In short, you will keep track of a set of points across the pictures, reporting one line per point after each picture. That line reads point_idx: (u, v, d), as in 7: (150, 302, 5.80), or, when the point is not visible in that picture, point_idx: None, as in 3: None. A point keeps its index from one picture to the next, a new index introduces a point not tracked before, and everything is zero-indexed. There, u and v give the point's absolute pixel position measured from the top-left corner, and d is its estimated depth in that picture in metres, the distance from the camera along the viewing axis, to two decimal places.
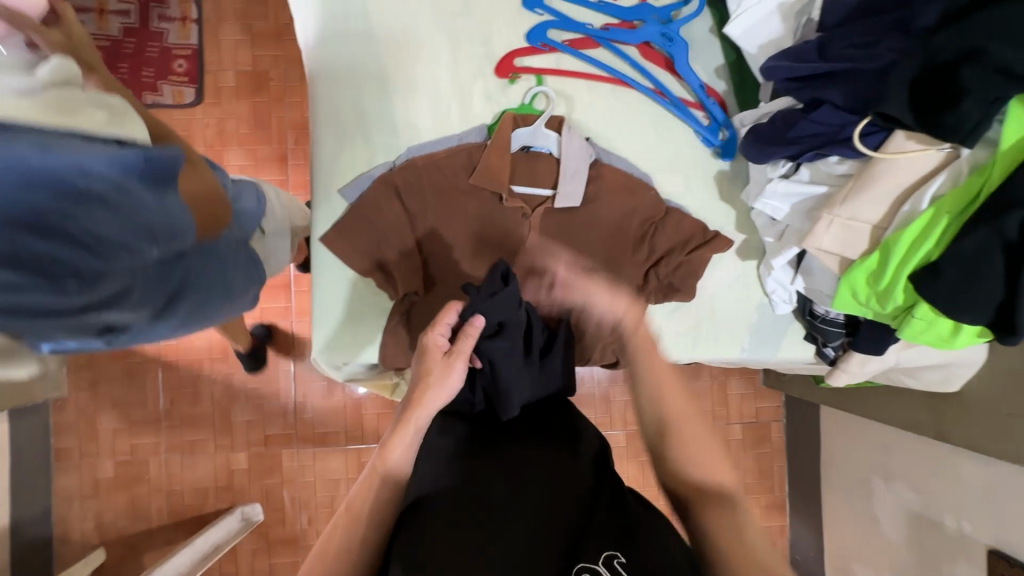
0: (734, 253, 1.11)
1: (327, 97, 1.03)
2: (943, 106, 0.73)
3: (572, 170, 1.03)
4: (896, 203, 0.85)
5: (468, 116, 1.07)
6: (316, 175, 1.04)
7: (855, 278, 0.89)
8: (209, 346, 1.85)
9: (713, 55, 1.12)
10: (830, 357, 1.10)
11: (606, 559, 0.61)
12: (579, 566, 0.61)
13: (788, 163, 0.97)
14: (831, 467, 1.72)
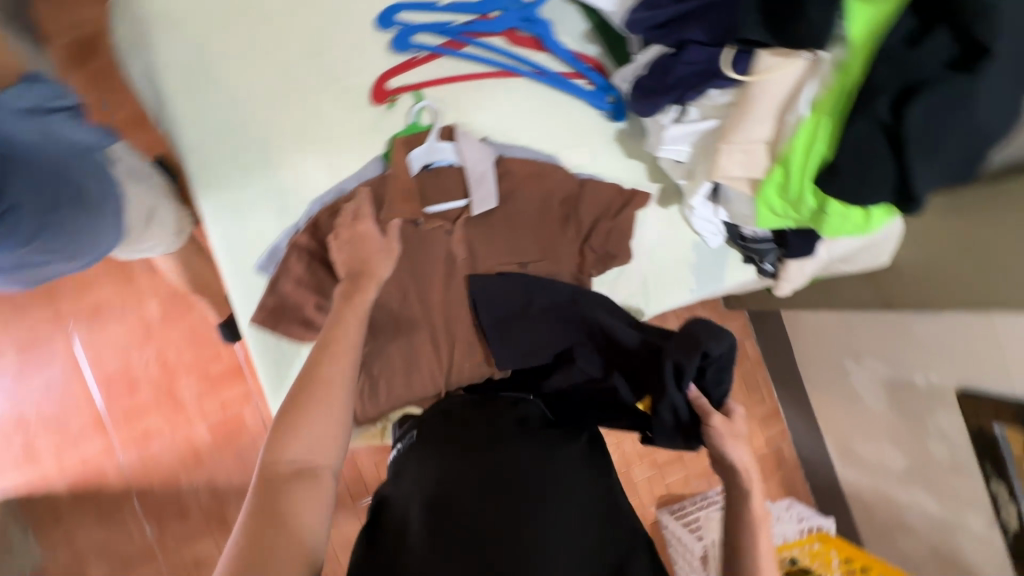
0: (654, 205, 1.14)
1: (210, 178, 0.98)
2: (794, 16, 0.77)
3: (480, 177, 1.02)
4: (780, 116, 0.89)
5: (359, 152, 1.04)
6: (223, 260, 0.99)
7: (768, 195, 0.93)
8: (178, 458, 1.81)
9: (577, 22, 1.13)
10: (771, 271, 1.15)
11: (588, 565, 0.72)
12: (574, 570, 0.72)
13: (676, 107, 1.00)
14: (806, 363, 1.81)
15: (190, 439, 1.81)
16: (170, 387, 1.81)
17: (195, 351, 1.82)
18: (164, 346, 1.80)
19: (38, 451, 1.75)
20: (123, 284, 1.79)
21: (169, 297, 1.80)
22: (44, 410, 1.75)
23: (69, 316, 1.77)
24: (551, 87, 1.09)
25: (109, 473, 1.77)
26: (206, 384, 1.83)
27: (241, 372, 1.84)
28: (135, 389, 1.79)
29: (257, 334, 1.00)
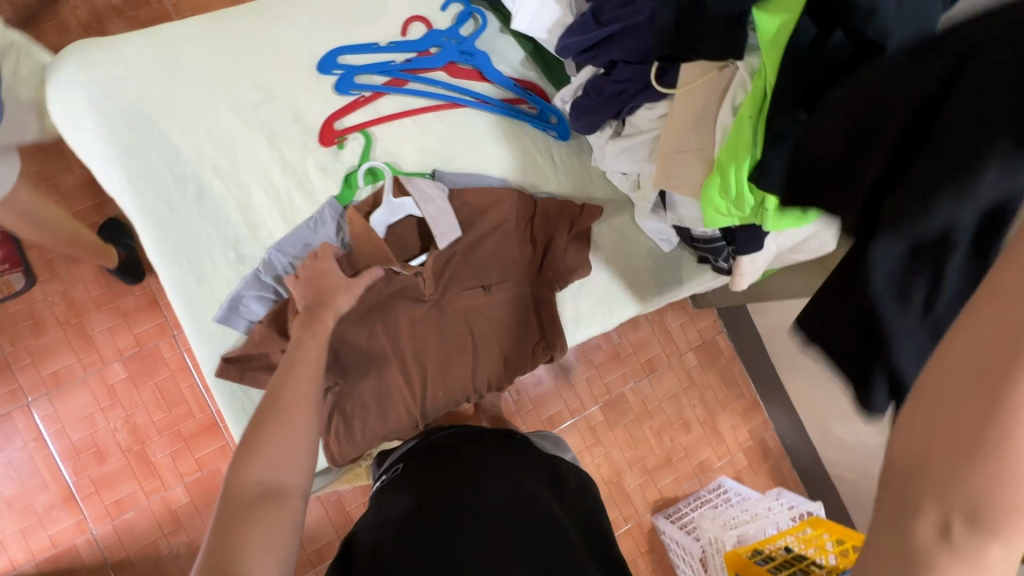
0: (607, 216, 1.18)
1: (161, 235, 0.97)
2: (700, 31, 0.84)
3: (439, 216, 1.01)
4: (711, 122, 0.92)
5: (312, 194, 1.04)
6: (182, 315, 0.97)
7: (710, 196, 0.93)
8: (156, 524, 1.73)
9: (514, 52, 1.18)
10: (726, 268, 1.18)
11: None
12: None
13: (614, 122, 1.06)
14: (778, 353, 1.86)
15: (167, 502, 1.74)
16: (142, 450, 1.74)
17: (166, 409, 1.77)
18: (133, 408, 1.74)
19: (2, 537, 1.65)
20: (85, 348, 1.74)
21: (134, 356, 1.76)
22: (5, 492, 1.67)
23: (25, 388, 1.70)
24: (497, 114, 1.13)
25: (81, 549, 1.69)
26: (180, 443, 1.77)
27: (215, 427, 1.79)
28: (105, 456, 1.72)
29: (225, 388, 0.97)
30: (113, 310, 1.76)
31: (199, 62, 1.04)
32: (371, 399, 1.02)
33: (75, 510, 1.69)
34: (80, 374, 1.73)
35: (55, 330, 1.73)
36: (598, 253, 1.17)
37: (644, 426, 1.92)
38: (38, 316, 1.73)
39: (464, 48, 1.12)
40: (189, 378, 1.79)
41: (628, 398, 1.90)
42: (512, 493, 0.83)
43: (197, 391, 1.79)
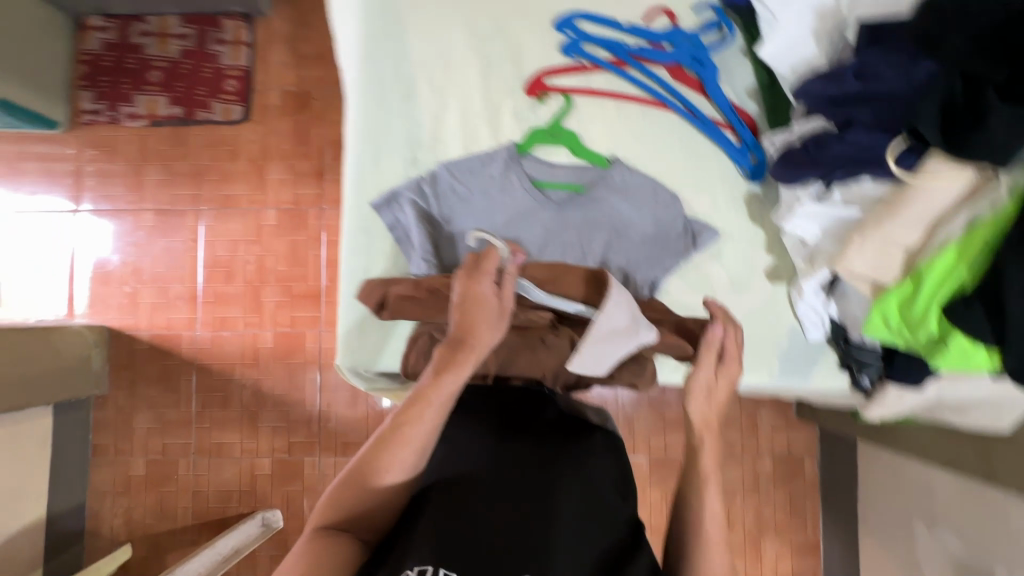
0: (763, 276, 1.09)
1: (363, 115, 1.07)
2: (970, 127, 0.70)
3: (614, 346, 0.83)
4: (930, 228, 0.81)
5: (497, 134, 1.09)
6: (348, 187, 1.07)
7: (887, 303, 0.86)
8: (241, 352, 1.97)
9: (744, 76, 1.12)
10: (864, 388, 1.05)
11: None
12: None
13: (819, 183, 0.94)
14: (869, 509, 1.62)
15: (256, 339, 1.97)
16: (258, 289, 1.98)
17: (290, 265, 1.99)
18: (267, 252, 1.98)
19: (139, 301, 1.99)
20: (257, 188, 2.01)
21: (288, 211, 2.00)
22: (156, 269, 1.99)
23: (204, 197, 2.01)
24: (698, 131, 1.09)
25: (183, 340, 1.97)
26: (287, 298, 1.98)
27: (318, 298, 1.98)
28: (230, 279, 1.99)
29: (351, 265, 1.06)
30: (289, 167, 2.00)
31: None
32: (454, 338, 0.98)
33: (191, 309, 1.98)
34: (244, 205, 2.00)
35: (243, 162, 2.01)
36: (735, 306, 1.08)
37: None
38: (238, 145, 2.02)
39: (692, 34, 1.09)
40: (317, 249, 1.98)
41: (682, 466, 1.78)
42: (544, 464, 0.79)
43: (318, 261, 1.98)
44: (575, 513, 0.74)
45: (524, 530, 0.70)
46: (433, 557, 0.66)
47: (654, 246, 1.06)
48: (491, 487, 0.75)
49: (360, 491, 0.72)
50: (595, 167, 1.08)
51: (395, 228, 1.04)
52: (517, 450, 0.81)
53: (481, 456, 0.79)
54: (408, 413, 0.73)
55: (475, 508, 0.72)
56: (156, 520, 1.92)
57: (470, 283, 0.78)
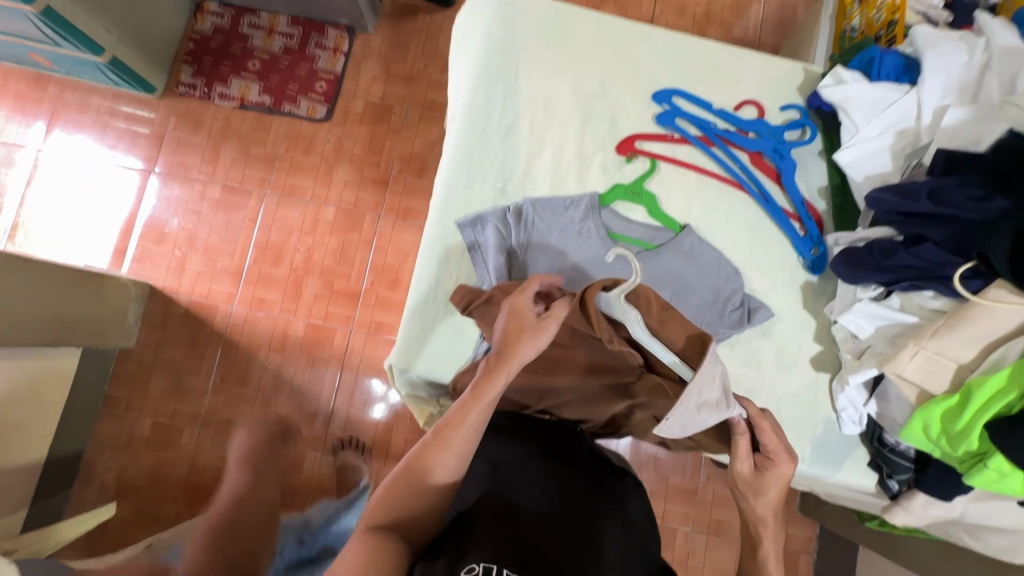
0: (808, 363, 1.13)
1: (466, 140, 1.16)
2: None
3: (702, 416, 0.76)
4: (985, 348, 0.87)
5: (583, 182, 1.17)
6: (438, 201, 1.15)
7: (931, 413, 0.89)
8: (270, 335, 2.01)
9: (818, 176, 1.21)
10: (892, 490, 1.07)
11: None
12: None
13: (879, 288, 1.01)
14: None
15: (287, 325, 2.02)
16: (301, 277, 2.05)
17: (336, 261, 2.06)
18: (318, 244, 2.06)
19: (186, 267, 2.05)
20: (322, 183, 2.10)
21: (346, 210, 2.08)
22: (210, 240, 2.07)
23: (271, 182, 2.10)
24: (768, 215, 1.17)
25: (218, 312, 2.02)
26: (326, 292, 2.04)
27: (355, 298, 2.03)
28: (277, 263, 2.06)
29: (425, 272, 1.13)
30: (357, 170, 2.11)
31: (573, 41, 1.23)
32: None
33: (233, 283, 2.04)
34: (306, 197, 2.09)
35: (316, 157, 2.12)
36: (777, 385, 1.12)
37: None
38: (314, 141, 2.14)
39: (777, 130, 1.19)
40: (366, 252, 2.06)
41: (680, 537, 1.77)
42: (582, 489, 0.83)
43: (364, 264, 2.06)
44: (613, 536, 0.78)
45: (569, 543, 0.74)
46: (492, 559, 0.69)
47: (711, 313, 1.11)
48: (535, 501, 0.80)
49: (412, 491, 0.75)
50: (667, 229, 1.15)
51: (474, 248, 1.10)
52: (557, 472, 0.86)
53: (524, 472, 0.84)
54: (453, 418, 0.78)
55: (524, 518, 0.77)
56: (147, 484, 1.91)
57: (514, 301, 0.85)
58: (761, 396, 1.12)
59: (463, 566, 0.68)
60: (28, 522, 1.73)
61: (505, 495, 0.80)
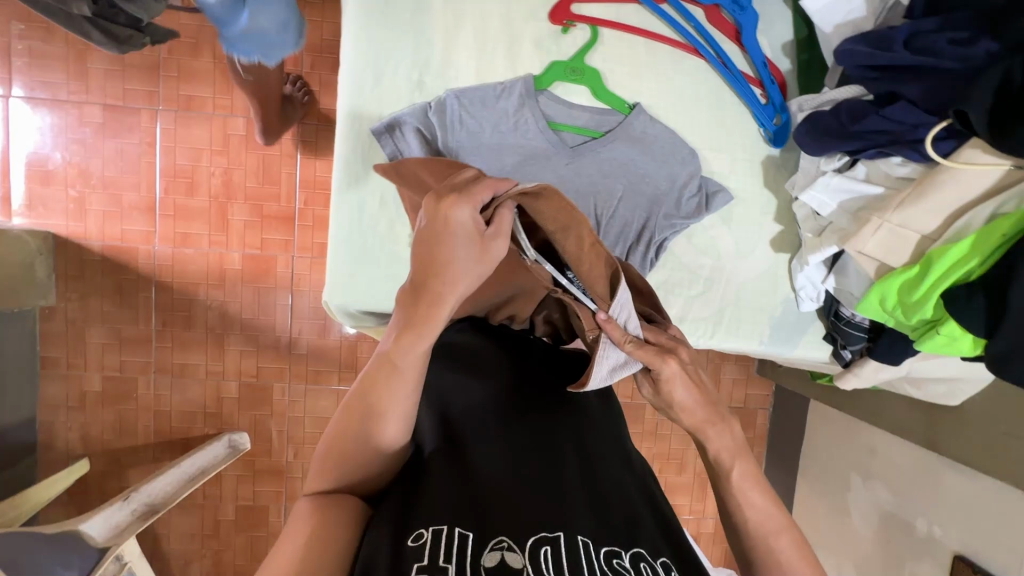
0: (767, 244, 1.08)
1: (366, 23, 0.94)
2: (1019, 119, 0.68)
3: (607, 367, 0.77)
4: (951, 217, 0.81)
5: (515, 64, 0.99)
6: (345, 107, 0.96)
7: (890, 285, 0.86)
8: (205, 272, 1.83)
9: (783, 30, 1.06)
10: (845, 359, 1.09)
11: (663, 564, 0.58)
12: (636, 552, 0.58)
13: (844, 158, 0.93)
14: (810, 457, 1.77)
15: (222, 259, 1.83)
16: (224, 206, 1.80)
17: (259, 182, 1.80)
18: (235, 165, 1.78)
19: (87, 208, 1.77)
20: (223, 91, 1.76)
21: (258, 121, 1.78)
22: (106, 173, 1.76)
23: (161, 95, 1.74)
24: (726, 84, 1.03)
25: (140, 255, 1.80)
26: (256, 219, 1.82)
27: (291, 222, 1.83)
28: (192, 192, 1.79)
29: (343, 193, 0.97)
30: None
31: None
32: None
33: (149, 222, 1.79)
34: (208, 109, 1.75)
35: (207, 59, 1.74)
36: (737, 271, 1.08)
37: (649, 447, 1.89)
38: (200, 38, 1.73)
39: None
40: (291, 167, 1.80)
41: (649, 413, 1.86)
42: (549, 420, 0.71)
43: (292, 182, 1.81)
44: (580, 467, 0.66)
45: (531, 485, 0.61)
46: (443, 515, 0.55)
47: (666, 203, 1.02)
48: (494, 442, 0.65)
49: (356, 446, 0.61)
50: (615, 112, 1.01)
51: (396, 159, 0.95)
52: (523, 400, 0.73)
53: (483, 408, 0.70)
54: (384, 365, 0.62)
55: (478, 463, 0.62)
56: (115, 436, 1.86)
57: (451, 210, 0.62)
58: (720, 285, 1.08)
59: (410, 531, 0.53)
60: None
61: (459, 435, 0.66)
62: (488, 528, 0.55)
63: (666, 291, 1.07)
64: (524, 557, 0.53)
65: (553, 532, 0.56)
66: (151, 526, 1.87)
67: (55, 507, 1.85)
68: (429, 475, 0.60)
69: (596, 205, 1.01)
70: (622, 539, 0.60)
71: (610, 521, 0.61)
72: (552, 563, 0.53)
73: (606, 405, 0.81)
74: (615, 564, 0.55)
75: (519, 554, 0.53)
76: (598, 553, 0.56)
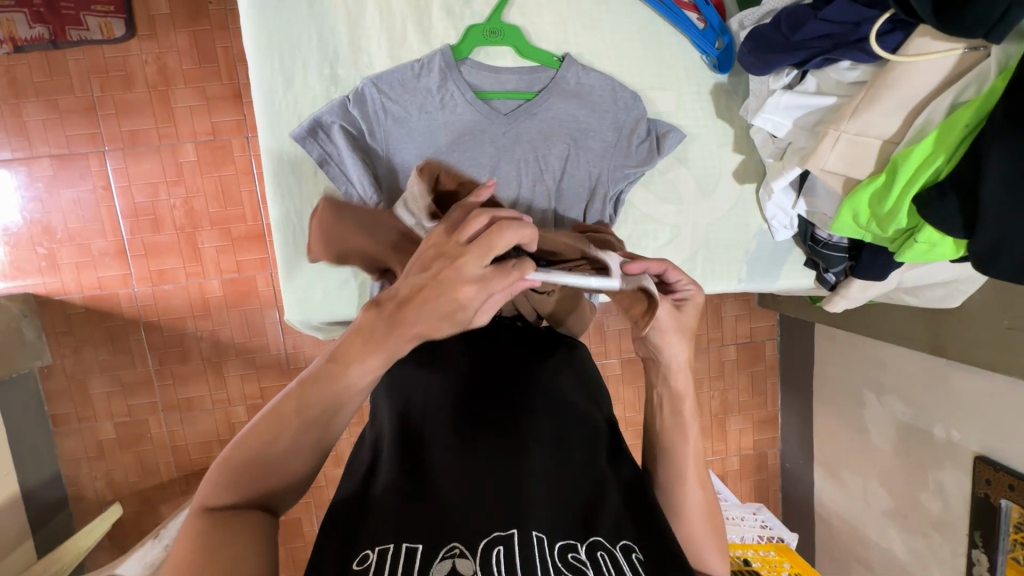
0: (731, 178, 1.03)
1: (263, 22, 0.88)
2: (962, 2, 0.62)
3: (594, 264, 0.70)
4: (911, 115, 0.74)
5: (429, 36, 0.93)
6: (261, 115, 0.91)
7: (860, 198, 0.80)
8: (189, 304, 1.81)
9: None
10: (830, 282, 1.04)
11: (622, 546, 0.57)
12: (593, 539, 0.57)
13: (793, 72, 0.87)
14: (823, 382, 1.74)
15: (203, 289, 1.81)
16: (192, 235, 1.77)
17: (222, 206, 1.76)
18: (194, 193, 1.74)
19: (59, 262, 1.75)
20: (165, 119, 1.70)
21: (207, 143, 1.72)
22: (70, 225, 1.74)
23: (105, 135, 1.69)
24: (658, 14, 0.96)
25: (122, 300, 1.79)
26: (227, 242, 1.79)
27: (262, 239, 1.80)
28: (159, 228, 1.76)
29: (281, 208, 0.94)
30: (197, 91, 1.69)
31: None
32: None
33: (125, 265, 1.77)
34: (155, 141, 1.70)
35: (142, 89, 1.68)
36: (705, 211, 1.03)
37: None
38: (130, 69, 1.67)
39: None
40: (251, 184, 1.76)
41: None
42: (511, 401, 0.68)
43: (254, 199, 1.77)
44: (544, 451, 0.64)
45: (490, 479, 0.58)
46: (390, 531, 0.52)
47: (616, 155, 0.97)
48: (449, 437, 0.62)
49: (269, 460, 0.51)
50: (545, 68, 0.95)
51: (325, 162, 0.91)
52: (487, 387, 0.70)
53: (437, 403, 0.66)
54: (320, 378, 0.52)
55: (432, 466, 0.59)
56: (140, 477, 1.89)
57: (460, 287, 0.52)
58: (688, 229, 1.03)
59: (356, 555, 0.51)
60: (39, 549, 1.74)
61: (416, 437, 0.63)
62: (439, 535, 0.53)
63: (634, 245, 1.03)
64: (475, 562, 0.51)
65: (507, 529, 0.54)
66: None
67: (100, 552, 1.91)
68: (378, 492, 0.57)
69: (542, 170, 0.95)
70: (579, 526, 0.58)
71: (571, 510, 0.60)
72: (505, 563, 0.51)
73: (581, 373, 0.78)
74: (571, 558, 0.54)
75: (469, 560, 0.51)
76: (553, 548, 0.54)
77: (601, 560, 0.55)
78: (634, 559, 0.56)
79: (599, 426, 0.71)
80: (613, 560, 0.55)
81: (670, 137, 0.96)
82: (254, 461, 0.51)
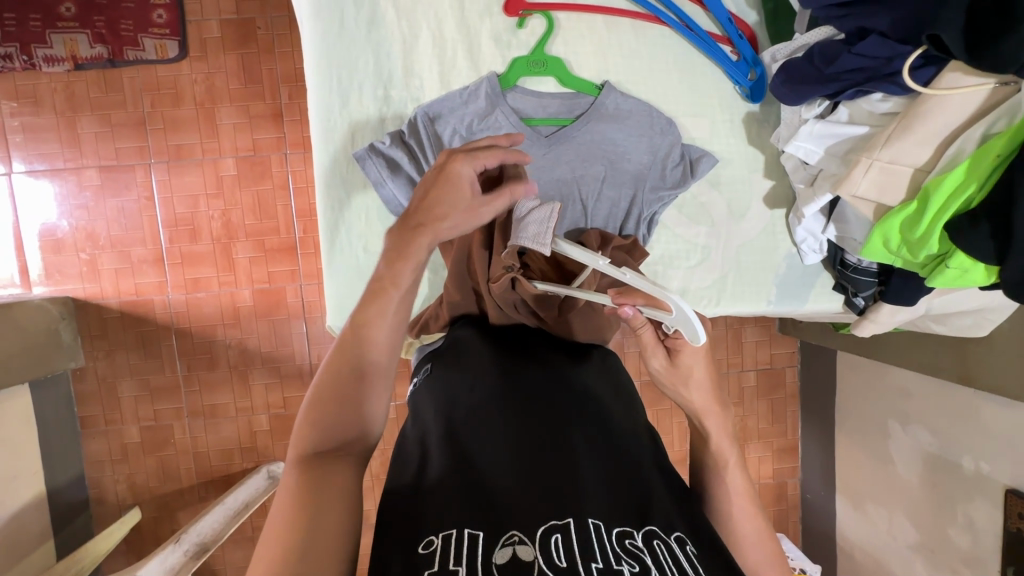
0: (760, 202, 1.06)
1: (325, 46, 0.95)
2: (992, 38, 0.66)
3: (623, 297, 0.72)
4: (941, 146, 0.78)
5: (477, 63, 0.99)
6: (317, 134, 0.97)
7: (891, 224, 0.83)
8: (220, 312, 1.86)
9: None
10: (859, 307, 1.06)
11: (676, 538, 0.58)
12: (648, 529, 0.58)
13: (825, 102, 0.91)
14: (846, 411, 1.73)
15: (234, 298, 1.86)
16: (228, 246, 1.83)
17: (257, 218, 1.83)
18: (232, 205, 1.81)
19: (100, 268, 1.82)
20: (209, 134, 1.78)
21: (247, 159, 1.79)
22: (113, 233, 1.81)
23: (152, 149, 1.78)
24: (693, 47, 1.02)
25: (156, 306, 1.84)
26: (260, 253, 1.84)
27: (294, 252, 1.85)
28: (197, 238, 1.83)
29: (330, 219, 0.99)
30: (241, 109, 1.77)
31: None
32: (449, 288, 0.93)
33: (161, 272, 1.83)
34: (198, 155, 1.78)
35: (190, 107, 1.77)
36: (735, 233, 1.06)
37: None
38: (180, 87, 1.76)
39: None
40: (286, 198, 1.82)
41: None
42: (554, 401, 0.71)
43: (288, 212, 1.83)
44: (588, 448, 0.66)
45: (540, 474, 0.61)
46: (452, 520, 0.55)
47: (651, 177, 1.01)
48: (496, 435, 0.66)
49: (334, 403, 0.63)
50: (585, 95, 1.00)
51: (376, 180, 0.95)
52: (532, 385, 0.73)
53: (483, 402, 0.70)
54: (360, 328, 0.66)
55: (485, 461, 0.62)
56: (160, 483, 1.91)
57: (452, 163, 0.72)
58: (718, 251, 1.07)
59: (421, 540, 0.55)
60: (59, 551, 1.75)
61: (462, 432, 0.66)
62: (499, 525, 0.55)
63: (664, 265, 1.06)
64: (534, 549, 0.53)
65: (562, 519, 0.56)
66: (208, 564, 1.92)
67: (117, 556, 1.92)
68: (434, 482, 0.60)
69: (580, 190, 0.99)
70: (633, 516, 0.60)
71: (621, 502, 0.62)
72: (564, 549, 0.53)
73: (619, 380, 0.80)
74: (628, 545, 0.56)
75: (529, 547, 0.53)
76: (609, 535, 0.56)
77: (657, 549, 0.56)
78: (690, 551, 0.57)
79: (641, 429, 0.73)
80: (669, 550, 0.56)
81: (704, 163, 1.00)
82: (320, 408, 0.63)
